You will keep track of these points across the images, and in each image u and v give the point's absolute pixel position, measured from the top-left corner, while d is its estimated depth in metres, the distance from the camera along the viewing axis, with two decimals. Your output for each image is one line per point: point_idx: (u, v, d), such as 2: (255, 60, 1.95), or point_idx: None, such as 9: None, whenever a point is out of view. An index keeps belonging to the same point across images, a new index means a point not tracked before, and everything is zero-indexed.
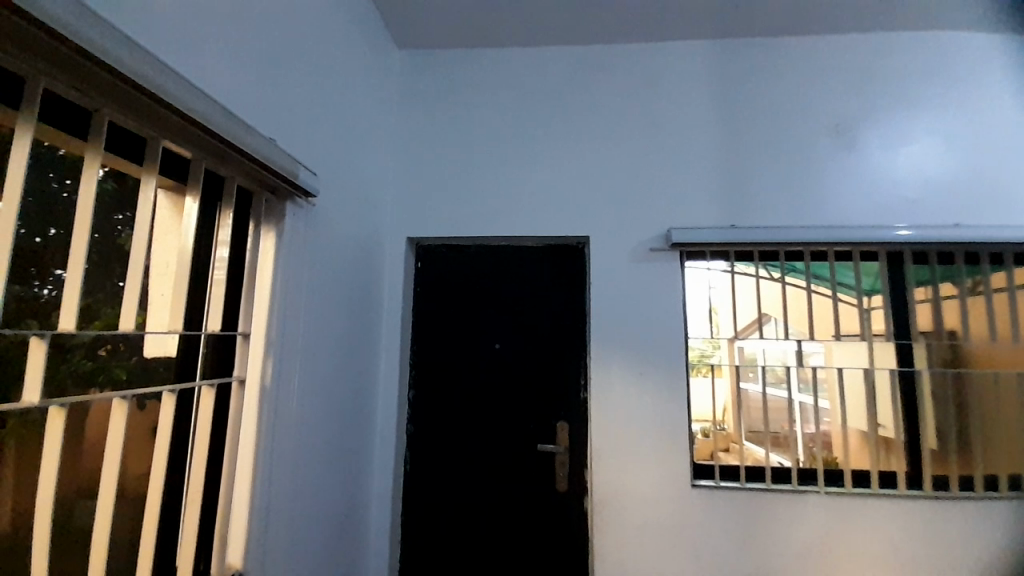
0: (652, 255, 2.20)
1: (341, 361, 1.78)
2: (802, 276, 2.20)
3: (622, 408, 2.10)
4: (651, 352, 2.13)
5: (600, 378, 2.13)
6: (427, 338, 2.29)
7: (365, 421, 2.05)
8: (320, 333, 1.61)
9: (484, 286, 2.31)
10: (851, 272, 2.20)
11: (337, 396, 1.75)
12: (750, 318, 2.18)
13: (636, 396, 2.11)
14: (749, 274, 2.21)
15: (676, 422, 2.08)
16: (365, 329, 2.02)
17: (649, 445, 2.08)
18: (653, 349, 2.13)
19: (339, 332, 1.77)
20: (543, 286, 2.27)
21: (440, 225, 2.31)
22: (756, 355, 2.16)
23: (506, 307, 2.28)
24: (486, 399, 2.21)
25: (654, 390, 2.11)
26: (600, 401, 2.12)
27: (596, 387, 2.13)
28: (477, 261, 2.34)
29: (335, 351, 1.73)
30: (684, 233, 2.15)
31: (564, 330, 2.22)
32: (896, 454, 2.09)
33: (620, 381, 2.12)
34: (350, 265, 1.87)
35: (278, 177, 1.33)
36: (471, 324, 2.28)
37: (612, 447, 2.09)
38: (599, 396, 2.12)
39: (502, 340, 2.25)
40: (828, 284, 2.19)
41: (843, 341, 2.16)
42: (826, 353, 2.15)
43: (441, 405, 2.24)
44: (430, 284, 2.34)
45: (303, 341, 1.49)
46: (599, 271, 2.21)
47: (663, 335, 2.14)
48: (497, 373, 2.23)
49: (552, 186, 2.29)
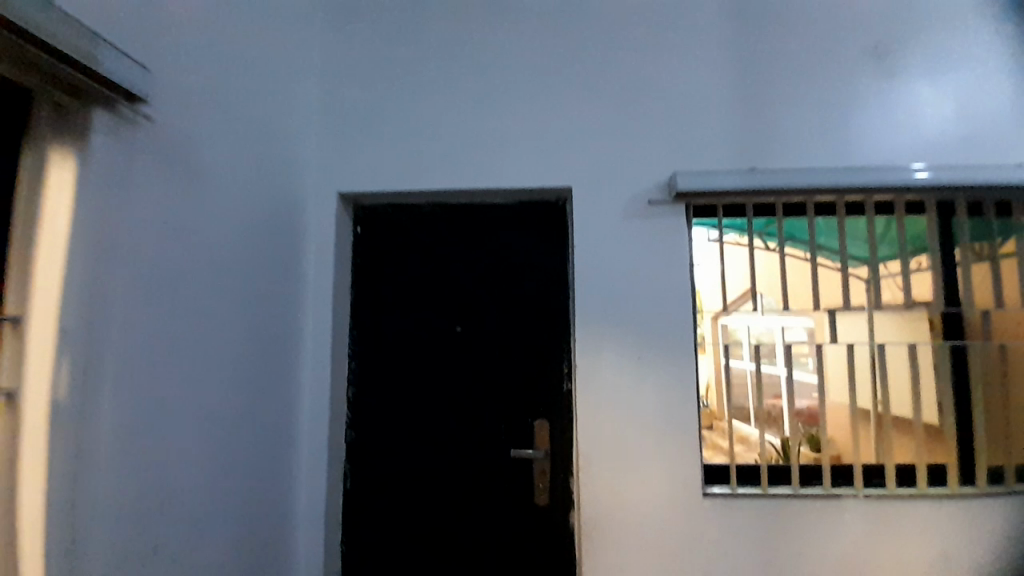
0: (652, 211, 1.73)
1: (237, 354, 1.28)
2: (835, 256, 1.76)
3: (617, 402, 1.65)
4: (653, 331, 1.68)
5: (587, 367, 1.67)
6: (368, 320, 1.80)
7: (285, 430, 1.56)
8: (183, 315, 1.09)
9: (438, 255, 1.82)
10: (892, 245, 1.78)
11: (228, 401, 1.26)
12: (772, 295, 1.74)
13: (633, 388, 1.66)
14: (736, 241, 1.76)
15: (685, 419, 1.64)
16: (284, 312, 1.50)
17: (650, 448, 1.64)
18: (659, 330, 1.68)
19: (235, 316, 1.26)
20: (516, 253, 1.80)
21: (380, 177, 1.76)
22: (740, 336, 1.73)
23: (467, 280, 1.80)
24: (445, 395, 1.75)
25: (656, 380, 1.66)
26: (587, 395, 1.65)
27: (580, 378, 1.67)
28: (429, 223, 1.84)
29: (221, 340, 1.22)
30: (692, 179, 1.67)
31: (542, 307, 1.76)
32: (908, 435, 1.71)
33: (613, 369, 1.67)
34: (255, 225, 1.32)
35: (62, 58, 0.83)
36: (422, 302, 1.80)
37: (607, 452, 1.64)
38: (586, 388, 1.66)
39: (462, 322, 1.78)
40: (867, 264, 1.76)
41: (837, 311, 1.75)
42: (833, 328, 1.74)
43: (387, 406, 1.76)
44: (371, 252, 1.83)
45: (134, 328, 0.98)
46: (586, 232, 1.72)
47: (666, 310, 1.68)
48: (460, 363, 1.76)
49: (525, 122, 1.77)
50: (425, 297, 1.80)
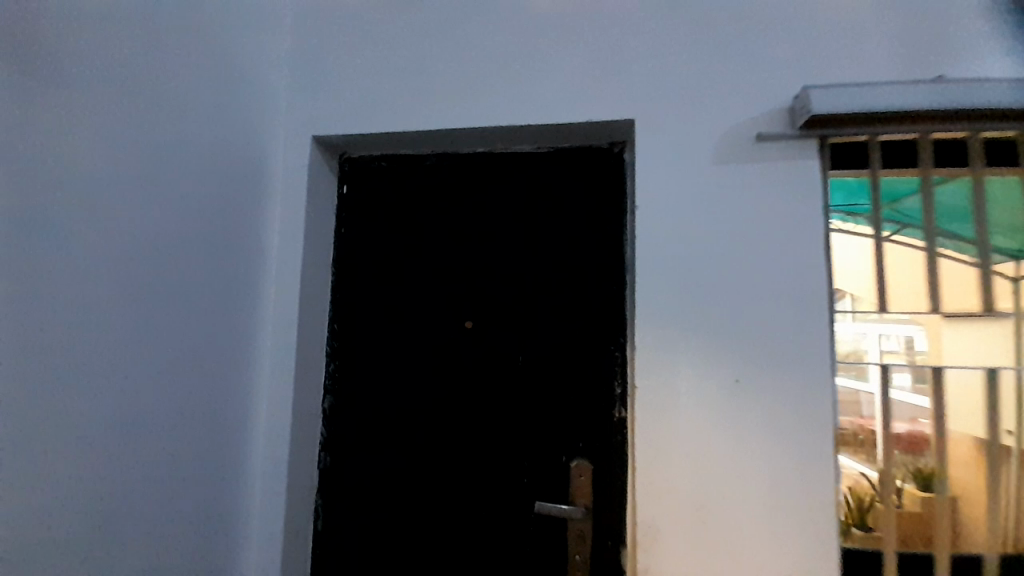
0: (771, 151, 1.05)
1: (116, 346, 0.87)
2: None
3: (700, 454, 1.03)
4: (770, 342, 1.02)
5: (651, 396, 1.06)
6: (353, 308, 1.36)
7: (231, 458, 1.14)
8: None
9: (443, 223, 1.35)
10: None
11: (93, 423, 0.84)
12: (962, 302, 1.03)
13: (728, 434, 1.02)
14: (841, 228, 1.05)
15: (820, 488, 0.99)
16: (215, 293, 1.09)
17: (752, 533, 1.01)
18: (787, 343, 1.02)
19: (97, 291, 0.84)
20: (551, 221, 1.27)
21: (363, 114, 1.28)
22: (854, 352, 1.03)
23: (479, 255, 1.31)
24: (445, 413, 1.26)
25: (770, 422, 1.01)
26: (652, 438, 1.05)
27: (640, 412, 1.06)
28: (433, 180, 1.37)
29: (64, 326, 0.80)
30: (838, 96, 0.98)
31: (583, 297, 1.22)
32: None
33: (695, 403, 1.04)
34: (146, 161, 0.92)
35: None
36: (418, 285, 1.33)
37: (681, 527, 1.03)
38: (650, 429, 1.05)
39: (470, 313, 1.29)
40: None
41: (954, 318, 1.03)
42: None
43: (371, 423, 1.30)
44: (359, 220, 1.40)
45: None
46: (665, 185, 1.09)
47: (798, 309, 1.02)
48: (468, 374, 1.26)
49: (567, 23, 1.18)
50: (424, 278, 1.33)
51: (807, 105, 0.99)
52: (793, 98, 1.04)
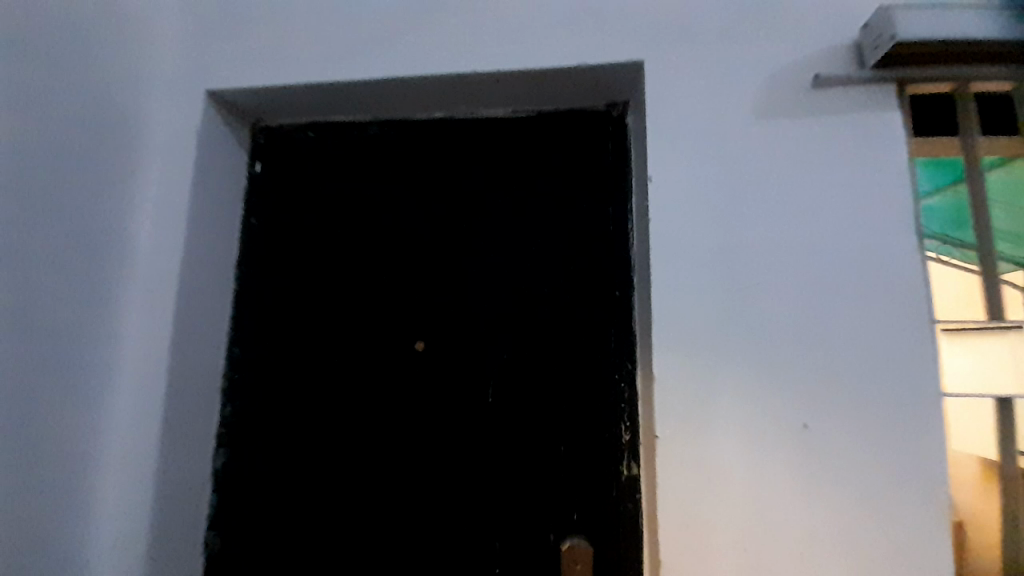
0: (830, 99, 0.75)
1: None
2: None
3: (762, 548, 0.66)
4: (860, 370, 0.67)
5: (683, 459, 0.69)
6: (262, 325, 0.99)
7: (50, 570, 0.74)
8: None
9: (387, 211, 1.01)
10: None
11: None
12: None
13: (806, 518, 0.65)
14: (941, 260, 0.71)
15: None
16: (17, 317, 0.69)
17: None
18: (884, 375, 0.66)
19: None
20: (529, 205, 0.95)
21: (270, 59, 0.93)
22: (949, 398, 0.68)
23: (433, 252, 0.97)
24: (383, 473, 0.90)
25: (876, 497, 0.65)
26: (688, 524, 0.68)
27: (666, 484, 0.69)
28: (375, 156, 1.04)
29: None
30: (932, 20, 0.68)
31: (573, 307, 0.89)
32: None
33: (752, 468, 0.67)
34: None
35: None
36: (349, 294, 0.97)
37: None
38: (681, 508, 0.68)
39: (419, 330, 0.93)
40: None
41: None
42: None
43: (281, 487, 0.93)
44: (275, 208, 1.05)
45: None
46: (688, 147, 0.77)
47: (900, 318, 0.67)
48: (414, 414, 0.90)
49: None
50: (357, 285, 0.98)
51: (889, 31, 0.69)
52: (861, 29, 0.75)
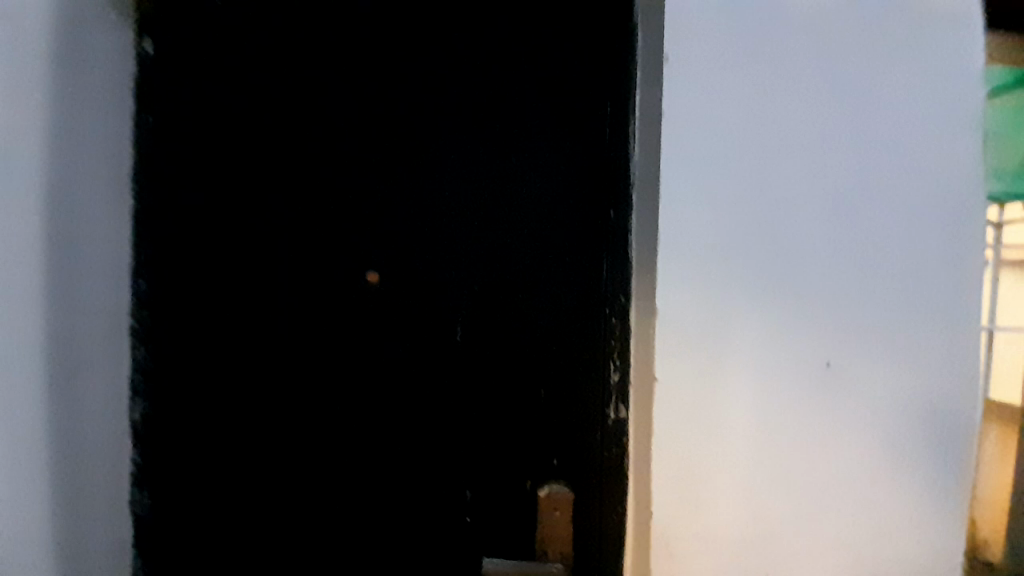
0: (848, 19, 0.72)
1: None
2: None
3: (748, 463, 0.73)
4: (841, 298, 0.72)
5: (682, 389, 0.73)
6: (167, 251, 0.79)
7: None
8: None
9: (318, 103, 0.78)
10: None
11: None
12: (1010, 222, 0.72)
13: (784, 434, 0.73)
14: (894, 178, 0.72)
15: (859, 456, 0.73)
16: None
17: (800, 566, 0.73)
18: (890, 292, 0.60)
19: None
20: (505, 98, 0.76)
21: None
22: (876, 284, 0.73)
23: (385, 161, 0.77)
24: (335, 424, 0.77)
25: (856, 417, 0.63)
26: (681, 446, 0.73)
27: (664, 411, 0.73)
28: (299, 27, 0.78)
29: None
30: None
31: (559, 231, 0.74)
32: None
33: (744, 394, 0.72)
34: None
35: None
36: (279, 213, 0.78)
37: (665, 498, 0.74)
38: (675, 433, 0.73)
39: (371, 258, 0.76)
40: None
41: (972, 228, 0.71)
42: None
43: (213, 442, 0.79)
44: (163, 94, 0.78)
45: None
46: (698, 71, 0.73)
47: (885, 247, 0.72)
48: (370, 354, 0.76)
49: None
50: (288, 200, 0.78)
51: None
52: None
